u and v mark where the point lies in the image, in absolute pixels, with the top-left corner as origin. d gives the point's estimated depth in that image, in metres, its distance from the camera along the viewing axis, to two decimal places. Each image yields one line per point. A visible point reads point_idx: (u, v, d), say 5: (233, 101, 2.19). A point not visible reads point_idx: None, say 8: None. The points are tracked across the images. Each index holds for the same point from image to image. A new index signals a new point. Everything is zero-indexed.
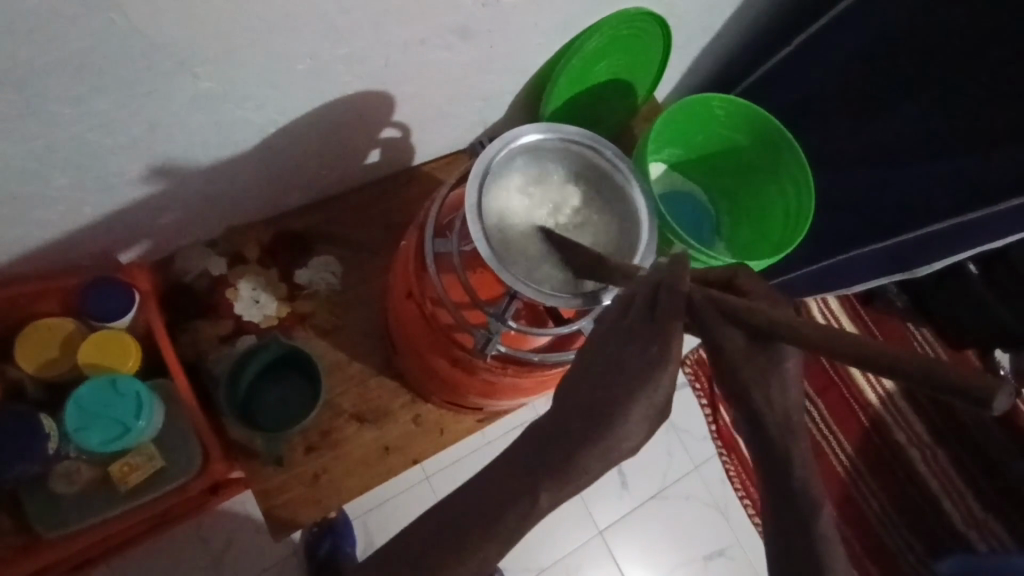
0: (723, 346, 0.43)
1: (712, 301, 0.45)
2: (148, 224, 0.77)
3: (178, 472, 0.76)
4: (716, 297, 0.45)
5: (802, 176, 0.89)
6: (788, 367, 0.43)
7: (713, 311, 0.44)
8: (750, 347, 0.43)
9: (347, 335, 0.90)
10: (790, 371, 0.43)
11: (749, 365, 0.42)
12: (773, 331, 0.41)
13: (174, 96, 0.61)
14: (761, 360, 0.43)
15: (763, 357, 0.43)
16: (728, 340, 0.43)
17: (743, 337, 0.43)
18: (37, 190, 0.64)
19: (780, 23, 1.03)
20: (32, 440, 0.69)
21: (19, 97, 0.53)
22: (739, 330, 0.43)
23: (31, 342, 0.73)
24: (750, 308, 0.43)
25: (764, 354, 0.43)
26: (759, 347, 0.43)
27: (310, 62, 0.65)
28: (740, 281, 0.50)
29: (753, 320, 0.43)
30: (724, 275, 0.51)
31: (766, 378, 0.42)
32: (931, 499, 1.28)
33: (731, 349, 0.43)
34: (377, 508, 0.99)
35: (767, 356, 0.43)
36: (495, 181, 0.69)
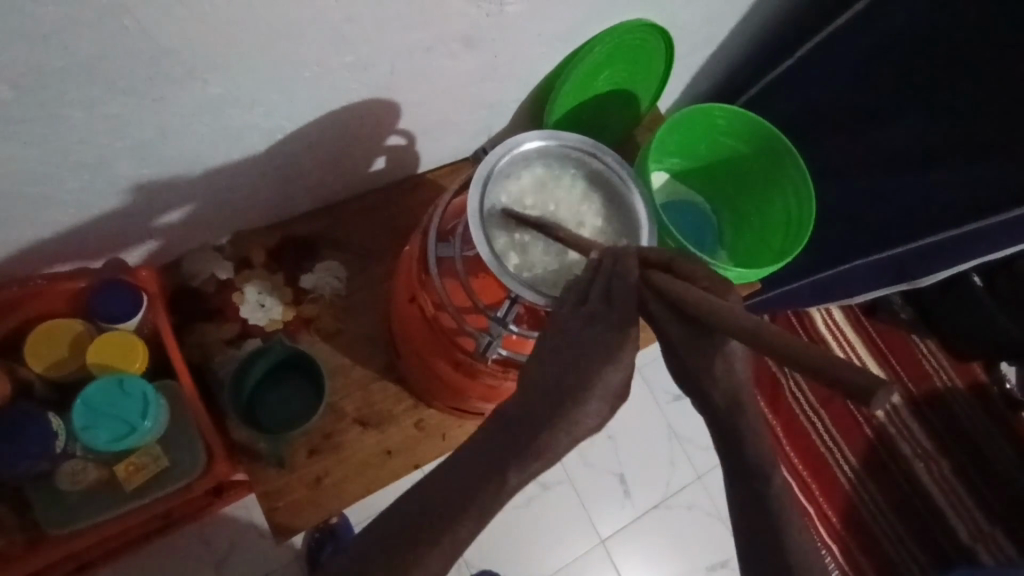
0: (670, 336, 0.48)
1: (656, 291, 0.49)
2: (155, 225, 0.78)
3: (182, 472, 0.76)
4: (657, 284, 0.49)
5: (803, 185, 0.90)
6: (726, 346, 0.46)
7: (659, 301, 0.48)
8: (693, 337, 0.47)
9: (350, 339, 0.91)
10: (734, 350, 0.47)
11: (693, 352, 0.47)
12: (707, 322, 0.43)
13: (184, 102, 0.62)
14: (702, 346, 0.47)
15: (705, 342, 0.47)
16: (671, 330, 0.48)
17: (685, 326, 0.47)
18: (49, 193, 0.65)
19: (782, 35, 1.04)
20: (40, 439, 0.69)
21: (34, 100, 0.54)
22: (682, 321, 0.47)
23: (41, 342, 0.73)
24: (685, 300, 0.45)
25: (706, 336, 0.47)
26: (697, 332, 0.47)
27: (316, 69, 0.67)
28: (681, 265, 0.51)
29: (682, 304, 0.46)
30: (664, 257, 0.52)
31: (711, 359, 0.47)
32: (935, 511, 1.28)
33: (674, 336, 0.48)
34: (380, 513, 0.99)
35: (708, 342, 0.47)
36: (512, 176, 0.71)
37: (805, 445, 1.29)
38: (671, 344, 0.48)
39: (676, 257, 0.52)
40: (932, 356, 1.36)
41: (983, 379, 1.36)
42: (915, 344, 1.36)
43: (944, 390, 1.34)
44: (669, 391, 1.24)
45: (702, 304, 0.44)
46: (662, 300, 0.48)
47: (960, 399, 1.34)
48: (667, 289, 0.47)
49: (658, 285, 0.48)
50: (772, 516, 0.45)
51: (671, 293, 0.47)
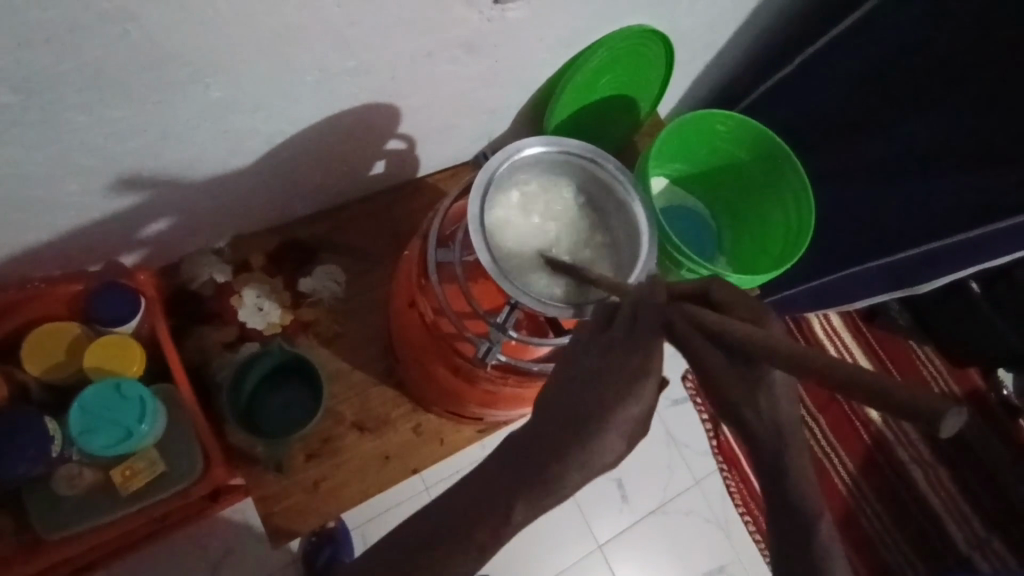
0: (707, 367, 0.45)
1: (691, 321, 0.47)
2: (155, 228, 0.78)
3: (179, 476, 0.75)
4: (691, 314, 0.47)
5: (803, 191, 0.90)
6: (767, 381, 0.45)
7: (693, 330, 0.47)
8: (733, 368, 0.45)
9: (349, 343, 0.91)
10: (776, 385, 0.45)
11: (735, 385, 0.45)
12: (753, 350, 0.42)
13: (185, 105, 0.62)
14: (742, 380, 0.45)
15: (746, 376, 0.45)
16: (709, 360, 0.45)
17: (723, 357, 0.45)
18: (48, 195, 0.65)
19: (782, 42, 1.05)
20: (35, 443, 0.68)
21: (34, 103, 0.54)
22: (720, 352, 0.45)
23: (37, 346, 0.72)
24: (726, 327, 0.45)
25: (746, 370, 0.45)
26: (738, 365, 0.45)
27: (317, 73, 0.66)
28: (713, 294, 0.51)
29: (725, 335, 0.45)
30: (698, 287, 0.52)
31: (752, 393, 0.44)
32: (932, 518, 1.28)
33: (713, 369, 0.45)
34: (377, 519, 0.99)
35: (749, 375, 0.45)
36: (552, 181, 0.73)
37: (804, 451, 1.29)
38: (712, 378, 0.45)
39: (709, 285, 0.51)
40: (931, 363, 1.37)
41: (981, 387, 1.36)
42: (912, 350, 1.38)
43: (942, 398, 1.34)
44: (668, 396, 1.24)
45: (748, 333, 0.43)
46: (699, 331, 0.46)
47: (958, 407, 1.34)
48: (707, 319, 0.46)
49: (692, 316, 0.47)
50: None
51: (712, 323, 0.46)
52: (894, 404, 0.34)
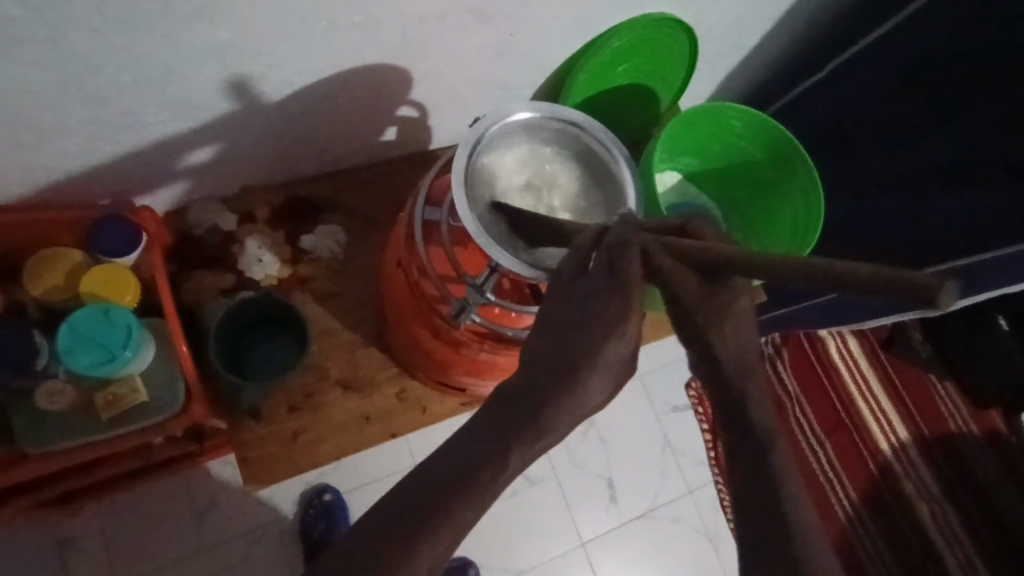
0: (681, 293, 0.46)
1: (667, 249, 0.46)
2: (165, 169, 0.80)
3: (159, 408, 0.76)
4: (670, 245, 0.46)
5: (813, 192, 0.87)
6: (736, 304, 0.46)
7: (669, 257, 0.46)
8: (706, 290, 0.46)
9: (342, 303, 0.92)
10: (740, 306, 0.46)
11: (707, 306, 0.45)
12: (720, 267, 0.44)
13: (195, 42, 0.64)
14: (713, 302, 0.46)
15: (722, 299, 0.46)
16: (683, 285, 0.46)
17: (695, 280, 0.46)
18: (59, 123, 0.67)
19: (810, 47, 1.03)
20: (21, 353, 0.70)
21: (47, 25, 0.56)
22: (693, 274, 0.46)
23: (38, 267, 0.74)
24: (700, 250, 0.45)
25: (719, 293, 0.46)
26: (712, 287, 0.46)
27: (328, 25, 0.68)
28: (695, 225, 0.51)
29: (714, 260, 0.44)
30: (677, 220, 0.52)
31: (723, 320, 0.46)
32: (933, 555, 1.23)
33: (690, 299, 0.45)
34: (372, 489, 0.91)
35: (719, 295, 0.46)
36: (592, 169, 0.72)
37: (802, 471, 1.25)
38: (690, 306, 0.45)
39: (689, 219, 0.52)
40: (950, 399, 1.31)
41: (1001, 429, 1.31)
42: (933, 385, 1.31)
43: (957, 435, 1.29)
44: (669, 402, 1.22)
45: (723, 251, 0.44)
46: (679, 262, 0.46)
47: (971, 444, 1.30)
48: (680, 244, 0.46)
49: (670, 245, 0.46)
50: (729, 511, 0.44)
51: (686, 249, 0.46)
52: (891, 285, 0.36)
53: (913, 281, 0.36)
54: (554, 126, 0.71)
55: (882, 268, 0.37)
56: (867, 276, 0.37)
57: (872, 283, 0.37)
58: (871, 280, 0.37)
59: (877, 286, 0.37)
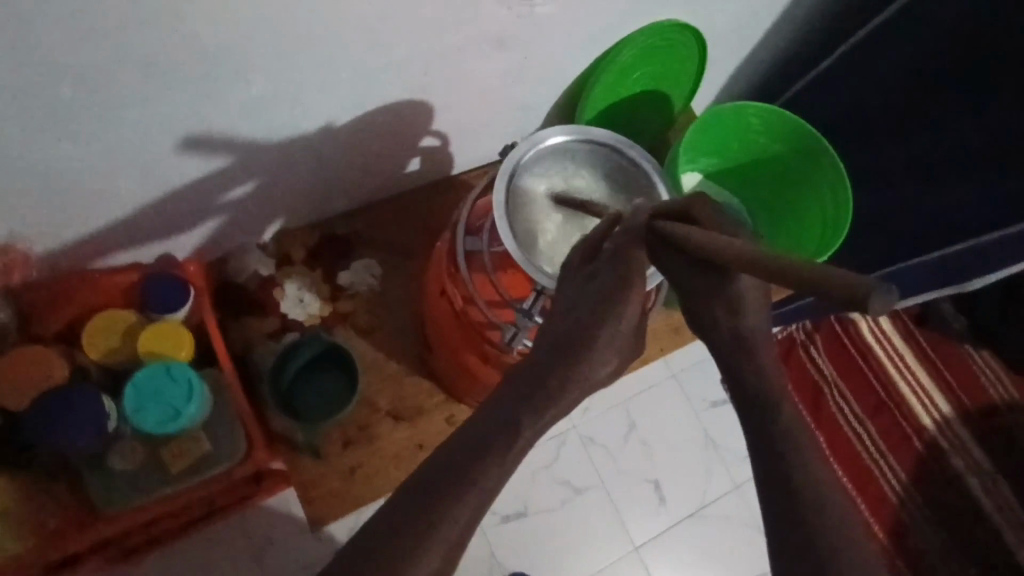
0: (678, 277, 0.51)
1: (660, 236, 0.50)
2: (203, 223, 0.83)
3: (224, 457, 0.79)
4: (656, 231, 0.51)
5: (840, 183, 0.88)
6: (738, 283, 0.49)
7: (664, 243, 0.50)
8: (701, 272, 0.49)
9: (384, 335, 0.94)
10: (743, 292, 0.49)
11: (704, 287, 0.50)
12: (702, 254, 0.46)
13: (230, 101, 0.66)
14: (709, 283, 0.49)
15: (715, 279, 0.49)
16: (676, 267, 0.50)
17: (688, 264, 0.50)
18: (106, 188, 0.70)
19: (819, 36, 1.03)
20: (92, 420, 0.71)
21: (94, 99, 0.59)
22: (685, 258, 0.49)
23: (96, 331, 0.77)
24: (688, 236, 0.47)
25: (717, 278, 0.49)
26: (706, 271, 0.49)
27: (353, 70, 0.70)
28: (697, 212, 0.50)
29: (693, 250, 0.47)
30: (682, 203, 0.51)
31: (718, 299, 0.49)
32: (991, 530, 1.22)
33: (681, 278, 0.50)
34: None
35: (716, 275, 0.49)
36: (627, 185, 0.74)
37: (848, 457, 1.25)
38: (680, 284, 0.51)
39: (691, 203, 0.50)
40: (988, 367, 1.31)
41: None
42: (970, 356, 1.31)
43: (1001, 404, 1.29)
44: (706, 398, 1.23)
45: (707, 239, 0.46)
46: (674, 248, 0.49)
47: (1018, 415, 1.28)
48: (672, 232, 0.49)
49: (659, 231, 0.50)
50: (805, 514, 0.45)
51: (678, 238, 0.48)
52: (830, 287, 0.37)
53: (846, 286, 0.36)
54: (607, 152, 0.73)
55: (824, 271, 0.37)
56: (811, 278, 0.38)
57: (813, 285, 0.38)
58: (806, 281, 0.38)
59: (819, 290, 0.38)
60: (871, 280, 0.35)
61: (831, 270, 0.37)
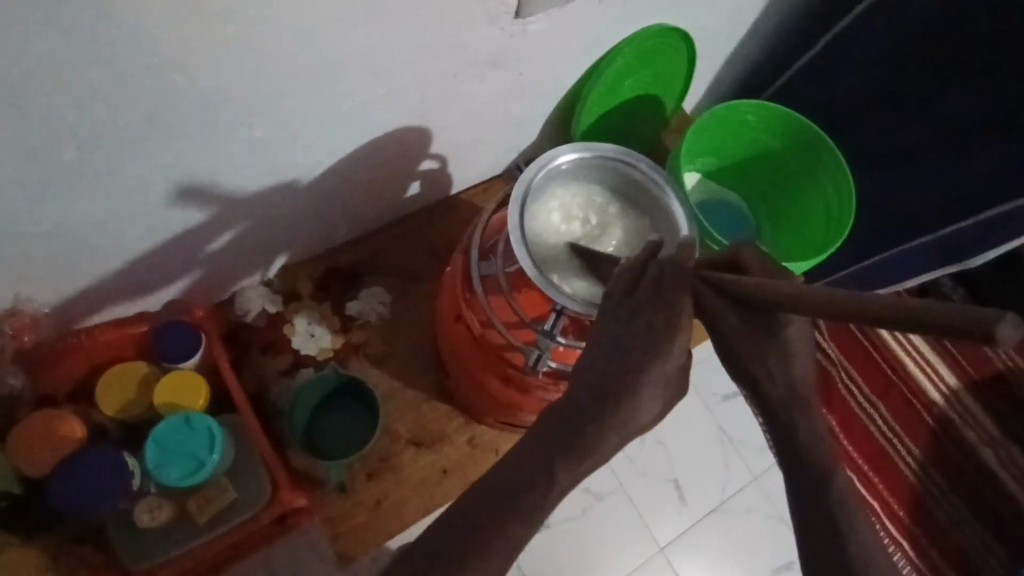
0: (724, 329, 0.49)
1: (712, 286, 0.49)
2: (208, 267, 0.82)
3: (250, 501, 0.78)
4: (715, 282, 0.48)
5: (841, 173, 0.88)
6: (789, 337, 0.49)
7: (715, 294, 0.49)
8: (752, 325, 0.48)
9: (399, 362, 0.93)
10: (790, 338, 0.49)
11: (752, 342, 0.49)
12: (767, 304, 0.46)
13: (231, 146, 0.65)
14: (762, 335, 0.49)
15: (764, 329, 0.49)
16: (726, 318, 0.49)
17: (738, 317, 0.49)
18: (111, 242, 0.69)
19: (804, 27, 1.04)
20: (116, 477, 0.71)
21: (96, 157, 0.58)
22: (735, 310, 0.49)
23: (110, 387, 0.76)
24: (749, 287, 0.47)
25: (767, 328, 0.49)
26: (759, 322, 0.48)
27: (352, 103, 0.69)
28: (744, 258, 0.52)
29: (757, 299, 0.46)
30: (726, 255, 0.52)
31: (766, 352, 0.49)
32: (1009, 500, 1.23)
33: (729, 328, 0.49)
34: None
35: (768, 327, 0.49)
36: (637, 198, 0.74)
37: (863, 439, 1.25)
38: (729, 336, 0.49)
39: (739, 249, 0.52)
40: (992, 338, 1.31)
41: None
42: None
43: (1008, 373, 1.30)
44: (719, 393, 1.22)
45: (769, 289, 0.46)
46: (728, 299, 0.48)
47: None
48: (726, 282, 0.48)
49: (715, 283, 0.48)
50: None
51: (735, 288, 0.47)
52: (939, 323, 0.36)
53: (959, 319, 0.36)
54: (615, 166, 0.73)
55: (925, 309, 0.37)
56: (916, 317, 0.37)
57: (919, 325, 0.37)
58: (909, 321, 0.37)
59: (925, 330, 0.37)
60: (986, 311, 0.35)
61: (929, 305, 0.37)
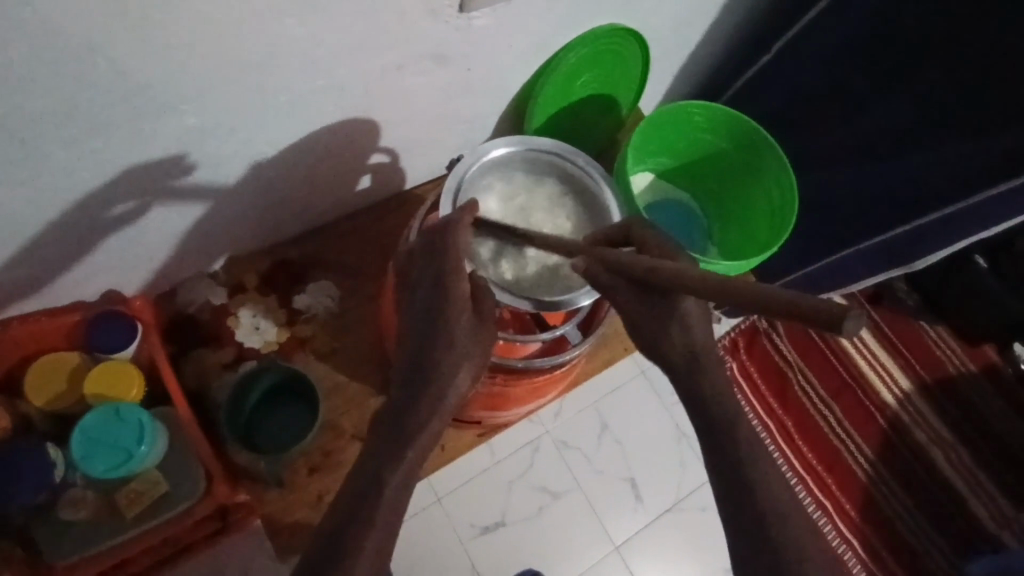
0: (622, 298, 0.56)
1: (601, 262, 0.55)
2: (147, 258, 0.80)
3: (183, 496, 0.76)
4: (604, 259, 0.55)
5: (785, 178, 0.90)
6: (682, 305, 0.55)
7: (602, 267, 0.56)
8: (643, 294, 0.55)
9: (346, 357, 0.92)
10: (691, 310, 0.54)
11: (649, 308, 0.55)
12: (640, 276, 0.51)
13: (164, 133, 0.64)
14: (658, 303, 0.55)
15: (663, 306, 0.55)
16: (615, 287, 0.56)
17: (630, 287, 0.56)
18: (39, 230, 0.67)
19: (757, 33, 1.06)
20: (39, 467, 0.69)
21: (15, 140, 0.56)
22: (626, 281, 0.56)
23: (39, 376, 0.74)
24: (625, 261, 0.53)
25: (662, 299, 0.55)
26: (648, 293, 0.55)
27: (291, 93, 0.68)
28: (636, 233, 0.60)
29: (628, 270, 0.53)
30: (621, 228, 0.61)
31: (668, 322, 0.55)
32: (957, 500, 1.25)
33: (626, 300, 0.56)
34: (421, 515, 1.07)
35: (661, 299, 0.55)
36: (575, 190, 0.77)
37: (816, 437, 1.27)
38: (625, 306, 0.56)
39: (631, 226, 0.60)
40: (945, 342, 1.34)
41: (998, 362, 1.34)
42: (924, 331, 1.34)
43: (958, 376, 1.32)
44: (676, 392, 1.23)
45: (639, 262, 0.51)
46: (613, 274, 0.55)
47: (975, 384, 1.32)
48: (613, 258, 0.54)
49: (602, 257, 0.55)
50: None
51: (620, 263, 0.53)
52: (777, 304, 0.39)
53: (798, 306, 0.38)
54: (551, 161, 0.77)
55: (764, 291, 0.40)
56: (755, 297, 0.40)
57: (757, 304, 0.40)
58: (748, 302, 0.41)
59: (764, 308, 0.40)
60: (830, 304, 0.37)
61: (772, 289, 0.40)
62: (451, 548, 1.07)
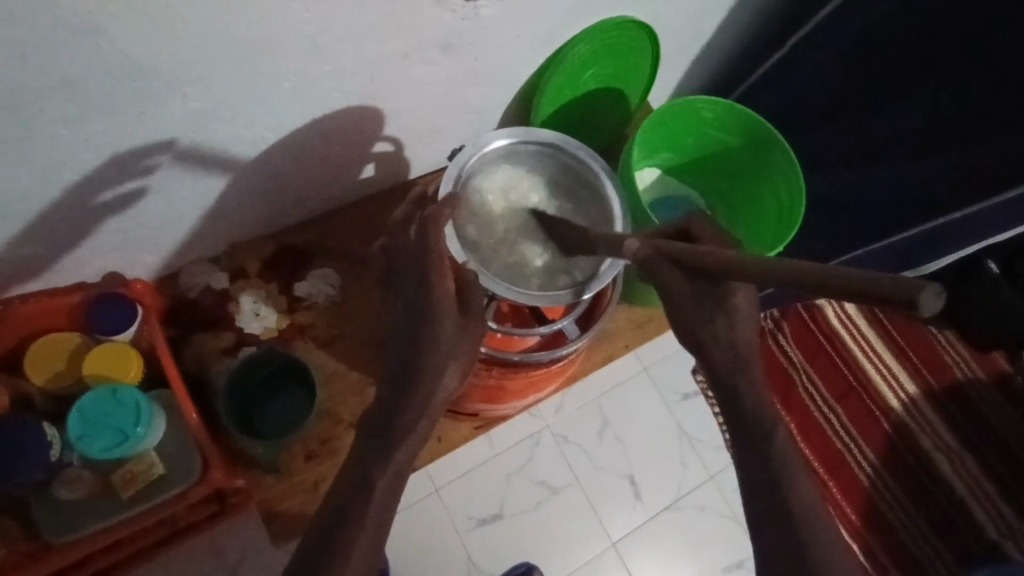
0: (672, 292, 0.55)
1: (663, 252, 0.56)
2: (149, 241, 0.80)
3: (179, 479, 0.77)
4: (668, 250, 0.55)
5: (793, 175, 0.88)
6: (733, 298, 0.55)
7: (660, 258, 0.56)
8: (699, 291, 0.55)
9: (346, 345, 0.92)
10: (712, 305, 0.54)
11: (700, 304, 0.55)
12: (708, 267, 0.51)
13: (166, 115, 0.64)
14: (710, 299, 0.55)
15: (714, 292, 0.55)
16: (673, 281, 0.55)
17: (686, 280, 0.55)
18: (41, 211, 0.68)
19: (771, 29, 1.04)
20: (36, 447, 0.70)
21: (16, 119, 0.56)
22: (680, 274, 0.55)
23: (40, 355, 0.75)
24: (694, 253, 0.53)
25: (712, 294, 0.55)
26: (702, 286, 0.55)
27: (295, 80, 0.68)
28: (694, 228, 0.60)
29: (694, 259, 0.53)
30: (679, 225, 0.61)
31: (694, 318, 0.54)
32: (961, 508, 1.24)
33: (679, 293, 0.55)
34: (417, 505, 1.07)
35: (714, 294, 0.55)
36: (575, 182, 0.77)
37: (814, 437, 1.28)
38: (675, 300, 0.56)
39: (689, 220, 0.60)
40: (952, 347, 1.31)
41: (1008, 369, 1.30)
42: (932, 336, 1.31)
43: (965, 382, 1.30)
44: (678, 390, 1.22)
45: (709, 253, 0.52)
46: (675, 265, 0.55)
47: (982, 391, 1.29)
48: (679, 249, 0.55)
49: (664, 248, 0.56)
50: None
51: (687, 254, 0.54)
52: (874, 289, 0.40)
53: (893, 290, 0.39)
54: (550, 152, 0.77)
55: (854, 276, 0.41)
56: (847, 282, 0.41)
57: (850, 288, 0.41)
58: (838, 287, 0.42)
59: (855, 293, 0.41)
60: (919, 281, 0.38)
61: (861, 273, 0.41)
62: (447, 539, 1.07)
